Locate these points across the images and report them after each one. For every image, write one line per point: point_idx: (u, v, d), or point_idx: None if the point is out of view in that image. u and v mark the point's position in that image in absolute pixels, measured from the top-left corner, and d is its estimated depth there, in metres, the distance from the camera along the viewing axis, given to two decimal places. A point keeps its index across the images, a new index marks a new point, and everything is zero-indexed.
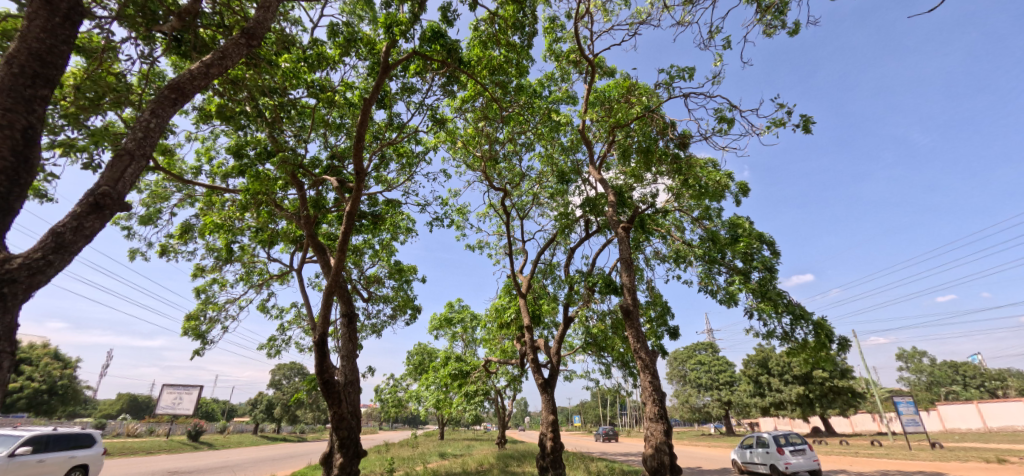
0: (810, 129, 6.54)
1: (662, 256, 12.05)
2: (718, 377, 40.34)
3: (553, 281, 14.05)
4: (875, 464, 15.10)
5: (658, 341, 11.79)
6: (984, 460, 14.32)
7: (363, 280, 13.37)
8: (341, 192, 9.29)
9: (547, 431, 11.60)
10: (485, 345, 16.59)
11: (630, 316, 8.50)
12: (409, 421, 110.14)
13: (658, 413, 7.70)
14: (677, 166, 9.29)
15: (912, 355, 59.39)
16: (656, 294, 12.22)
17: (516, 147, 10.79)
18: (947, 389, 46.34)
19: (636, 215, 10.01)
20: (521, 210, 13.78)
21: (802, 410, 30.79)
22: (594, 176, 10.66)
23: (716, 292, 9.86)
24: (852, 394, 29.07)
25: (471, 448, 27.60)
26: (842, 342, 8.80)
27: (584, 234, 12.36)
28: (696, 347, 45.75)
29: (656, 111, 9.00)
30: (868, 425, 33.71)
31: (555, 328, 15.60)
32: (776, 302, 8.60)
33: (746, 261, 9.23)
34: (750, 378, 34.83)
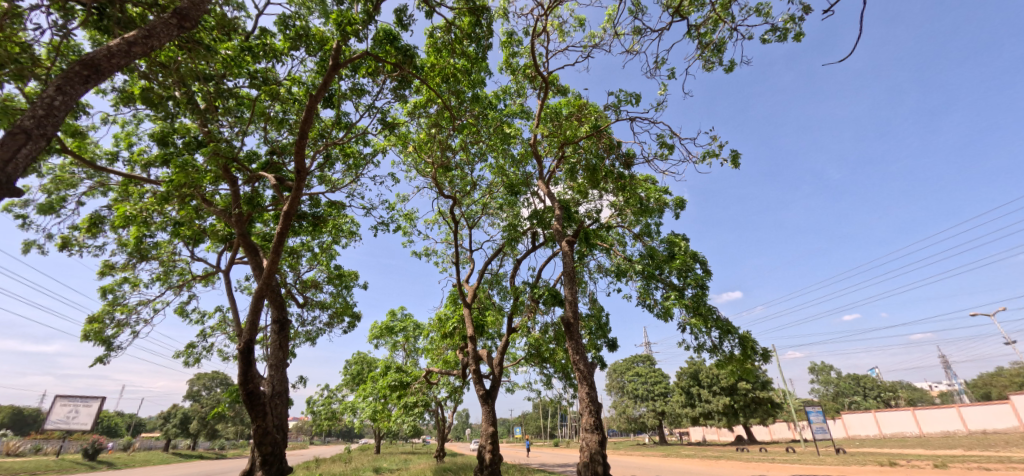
0: (738, 162, 7.12)
1: (605, 270, 12.51)
2: (654, 389, 41.98)
3: (499, 291, 14.10)
4: (788, 469, 16.35)
5: (598, 353, 12.09)
6: (878, 463, 15.95)
7: (299, 285, 12.66)
8: (279, 190, 8.72)
9: (486, 443, 11.45)
10: (428, 355, 16.24)
11: (571, 328, 8.66)
12: (345, 434, 104.91)
13: (594, 424, 7.83)
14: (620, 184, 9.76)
15: (822, 367, 65.50)
16: (597, 307, 12.62)
17: (469, 156, 10.80)
18: (850, 399, 51.33)
19: (581, 229, 10.38)
20: (470, 219, 13.76)
21: (727, 419, 32.89)
22: (543, 189, 10.93)
23: (653, 306, 10.33)
24: (770, 404, 31.66)
25: (408, 461, 26.64)
26: (763, 355, 9.52)
27: (531, 244, 12.61)
28: (634, 359, 47.08)
29: (604, 131, 9.37)
30: (784, 432, 36.59)
31: (498, 338, 15.58)
32: (706, 318, 9.17)
33: (681, 277, 9.78)
34: (682, 389, 36.55)
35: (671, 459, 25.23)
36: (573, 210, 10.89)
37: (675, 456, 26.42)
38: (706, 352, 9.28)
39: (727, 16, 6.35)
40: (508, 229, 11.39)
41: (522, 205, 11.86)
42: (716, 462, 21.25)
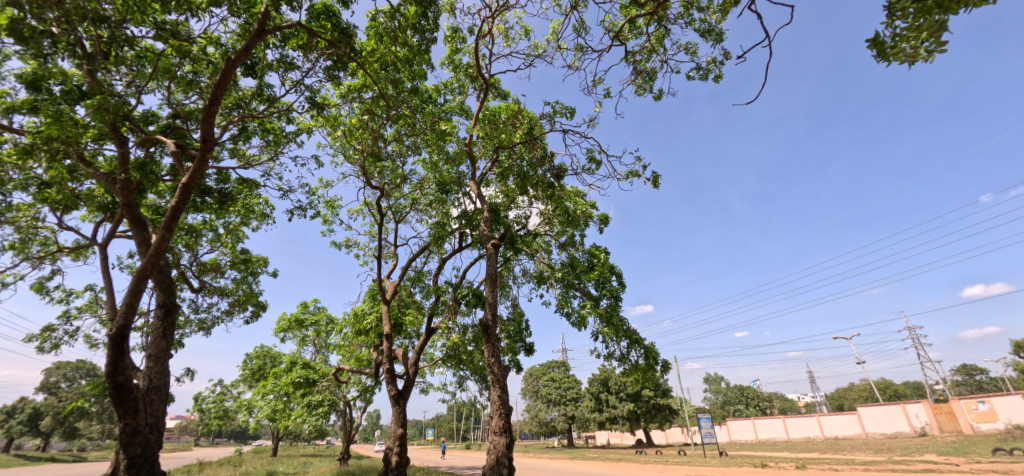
0: (657, 183, 7.63)
1: (528, 276, 12.74)
2: (567, 394, 43.52)
3: (421, 289, 13.76)
4: (678, 470, 17.80)
5: (514, 357, 12.24)
6: (752, 465, 17.93)
7: (196, 267, 11.32)
8: (179, 160, 7.73)
9: (393, 445, 11.04)
10: (339, 351, 15.36)
11: (488, 331, 8.66)
12: (237, 435, 95.79)
13: (503, 426, 7.87)
14: (550, 194, 10.02)
15: (714, 378, 72.55)
16: (518, 311, 12.81)
17: (401, 148, 10.43)
18: (735, 407, 57.34)
19: (508, 233, 10.48)
20: (397, 213, 13.29)
21: (630, 424, 35.07)
22: (474, 190, 10.87)
23: (570, 314, 10.70)
24: (668, 410, 34.30)
25: (307, 464, 24.92)
26: (664, 366, 10.25)
27: (458, 244, 12.48)
28: (550, 365, 48.35)
29: (539, 140, 9.56)
30: (679, 437, 39.91)
31: (416, 338, 15.19)
32: (617, 328, 9.68)
33: (598, 288, 10.24)
34: (592, 394, 38.34)
35: (576, 461, 26.27)
36: (502, 214, 10.99)
37: (581, 459, 27.59)
38: (614, 360, 9.78)
39: (660, 49, 6.84)
40: (435, 227, 11.17)
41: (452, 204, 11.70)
42: (616, 464, 22.53)
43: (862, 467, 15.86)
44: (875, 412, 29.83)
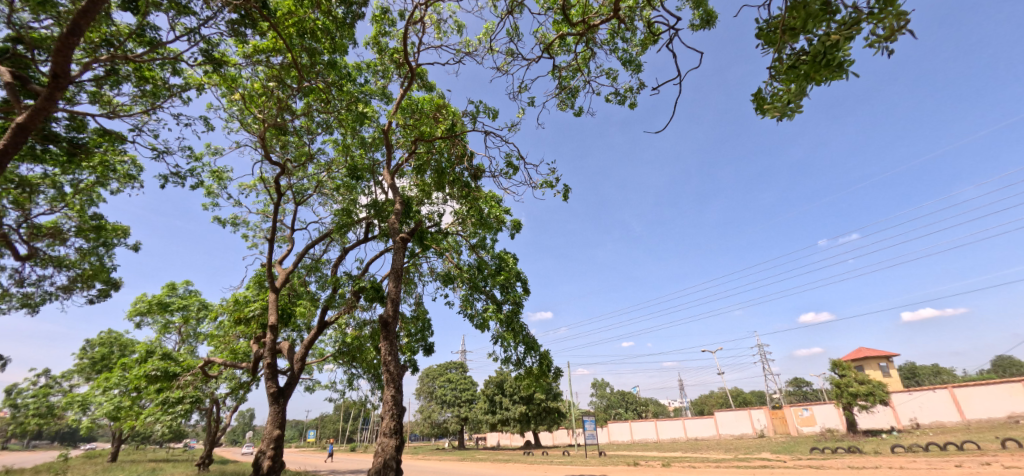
0: (567, 196, 7.97)
1: (436, 274, 12.45)
2: (462, 395, 43.42)
3: (317, 279, 12.68)
4: (561, 470, 18.73)
5: (412, 356, 11.83)
6: (625, 464, 19.57)
7: (27, 230, 9.10)
8: (13, 93, 6.13)
9: (266, 449, 9.89)
10: (211, 342, 13.50)
11: (387, 327, 8.22)
12: (58, 436, 79.08)
13: (393, 428, 7.52)
14: (465, 193, 9.92)
15: (601, 383, 78.16)
16: (421, 309, 12.48)
17: (311, 125, 9.55)
18: (615, 411, 62.36)
19: (418, 229, 10.15)
20: (299, 194, 12.13)
21: (520, 426, 36.13)
22: (388, 180, 10.33)
23: (472, 316, 10.69)
24: (557, 413, 35.98)
25: (156, 471, 21.49)
26: (556, 372, 10.69)
27: (364, 235, 11.77)
28: (448, 365, 47.85)
29: (460, 138, 9.42)
30: (564, 438, 42.16)
31: (306, 331, 13.98)
32: (516, 332, 9.87)
33: (503, 292, 10.34)
34: (487, 396, 38.82)
35: (465, 463, 26.31)
36: (415, 208, 10.62)
37: (470, 460, 27.71)
38: (510, 364, 9.93)
39: (584, 70, 7.19)
40: (340, 214, 10.37)
41: (362, 192, 10.99)
42: (504, 465, 23.04)
43: (714, 464, 18.10)
44: (728, 416, 34.53)
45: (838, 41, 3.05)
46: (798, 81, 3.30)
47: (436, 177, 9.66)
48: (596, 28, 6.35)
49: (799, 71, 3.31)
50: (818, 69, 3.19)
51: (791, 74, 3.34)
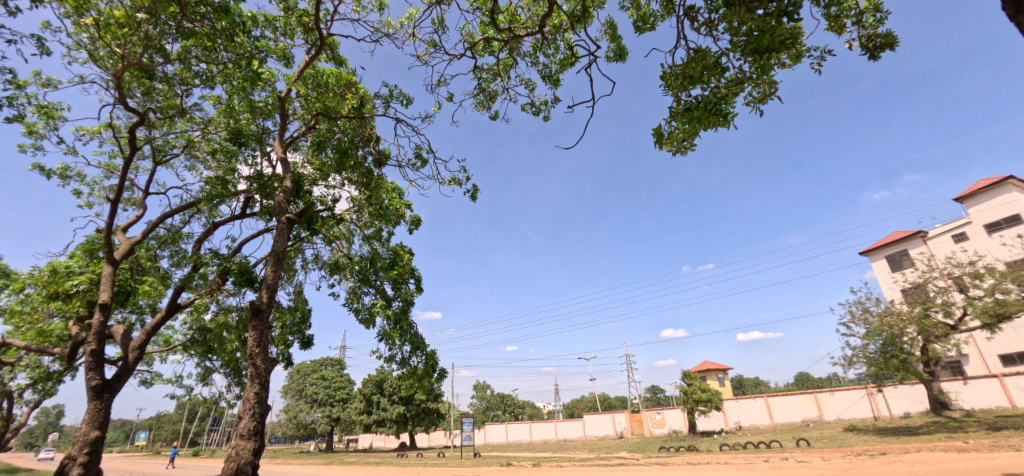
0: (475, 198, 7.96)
1: (323, 262, 11.45)
2: (335, 394, 40.41)
3: (172, 255, 10.77)
4: (434, 472, 18.43)
5: (284, 350, 10.65)
6: (498, 464, 20.03)
7: None
8: None
9: (77, 455, 7.94)
10: (6, 320, 10.59)
11: (258, 315, 7.23)
12: None
13: (254, 429, 6.61)
14: (366, 180, 9.31)
15: (483, 385, 79.27)
16: (301, 299, 11.37)
17: (187, 73, 8.14)
18: (494, 413, 63.70)
19: (308, 211, 9.23)
20: (160, 152, 10.21)
21: (396, 427, 34.83)
22: (278, 152, 9.22)
23: (358, 311, 10.05)
24: (436, 414, 35.43)
25: None
26: (441, 373, 10.49)
27: (241, 209, 10.32)
28: (323, 362, 44.24)
29: (368, 121, 8.81)
30: (440, 439, 41.74)
31: (149, 314, 11.76)
32: (403, 331, 9.47)
33: (394, 288, 9.84)
34: (363, 396, 36.71)
35: (331, 467, 24.44)
36: (305, 188, 9.64)
37: (337, 464, 25.82)
38: (394, 363, 9.51)
39: (505, 77, 7.25)
40: (212, 182, 8.93)
41: (243, 161, 9.62)
42: (375, 469, 21.94)
43: (578, 463, 19.43)
44: (595, 418, 37.54)
45: (721, 98, 4.26)
46: (693, 122, 4.48)
47: (336, 158, 8.90)
48: (521, 39, 6.47)
49: (694, 115, 4.49)
50: (708, 115, 4.40)
51: (690, 116, 4.54)
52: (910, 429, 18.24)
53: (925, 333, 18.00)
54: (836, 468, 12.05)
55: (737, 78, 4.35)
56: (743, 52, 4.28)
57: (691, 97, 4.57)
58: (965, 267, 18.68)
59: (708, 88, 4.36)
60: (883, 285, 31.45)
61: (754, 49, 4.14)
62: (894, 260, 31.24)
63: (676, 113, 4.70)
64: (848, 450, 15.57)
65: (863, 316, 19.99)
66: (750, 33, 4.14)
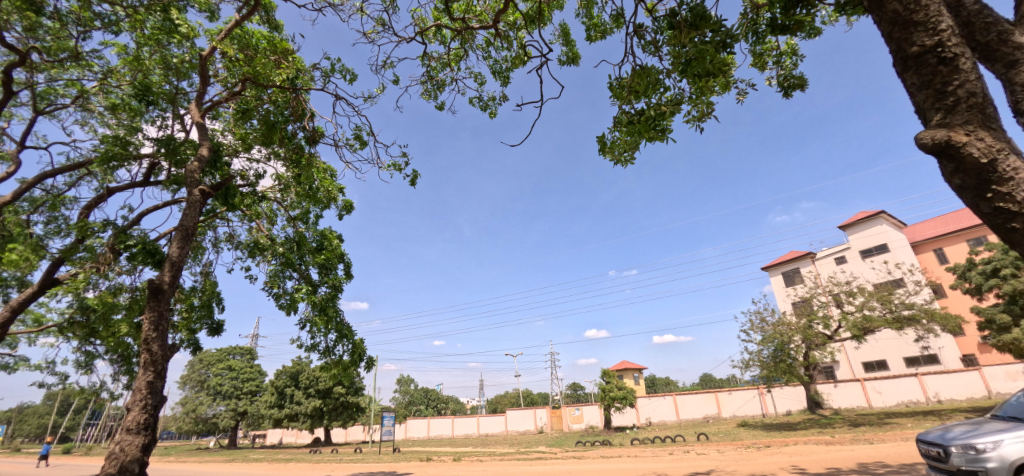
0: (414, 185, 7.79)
1: (238, 243, 10.54)
2: (243, 386, 37.27)
3: (51, 222, 9.27)
4: (349, 468, 17.69)
5: (187, 336, 9.63)
6: (419, 459, 19.71)
7: None
8: None
9: None
10: None
11: (156, 297, 5.93)
12: None
13: (144, 422, 5.47)
14: (296, 157, 8.70)
15: (407, 379, 77.49)
16: (210, 281, 10.36)
17: (87, 13, 7.05)
18: (416, 408, 62.58)
19: (225, 185, 8.42)
20: (42, 101, 8.73)
21: (311, 422, 32.94)
22: (195, 117, 8.31)
23: (278, 296, 9.40)
24: (355, 408, 33.90)
25: None
26: (367, 364, 10.09)
27: (143, 177, 9.16)
28: (231, 351, 40.59)
29: (301, 93, 8.22)
30: (358, 435, 40.18)
31: (16, 289, 10.04)
32: (329, 318, 8.97)
33: (321, 273, 9.28)
34: (276, 389, 34.26)
35: (234, 465, 22.49)
36: (223, 158, 8.79)
37: (240, 461, 23.82)
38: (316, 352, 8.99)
39: (454, 67, 7.16)
40: (109, 141, 7.83)
41: (148, 122, 8.52)
42: (284, 466, 20.57)
43: (499, 457, 19.73)
44: (517, 414, 38.35)
45: (662, 114, 4.57)
46: (634, 133, 4.74)
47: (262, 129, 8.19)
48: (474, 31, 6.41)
49: (635, 128, 4.74)
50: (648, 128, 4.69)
51: (631, 128, 4.78)
52: (789, 425, 20.87)
53: (808, 341, 20.63)
54: (730, 459, 13.41)
55: (676, 98, 4.71)
56: (682, 74, 4.62)
57: (634, 110, 4.84)
58: (842, 286, 21.69)
59: (650, 104, 4.65)
60: (778, 297, 35.52)
61: (692, 73, 4.51)
62: (788, 276, 35.38)
63: (621, 123, 4.94)
64: (740, 444, 17.45)
65: (759, 324, 22.44)
66: (690, 57, 4.48)
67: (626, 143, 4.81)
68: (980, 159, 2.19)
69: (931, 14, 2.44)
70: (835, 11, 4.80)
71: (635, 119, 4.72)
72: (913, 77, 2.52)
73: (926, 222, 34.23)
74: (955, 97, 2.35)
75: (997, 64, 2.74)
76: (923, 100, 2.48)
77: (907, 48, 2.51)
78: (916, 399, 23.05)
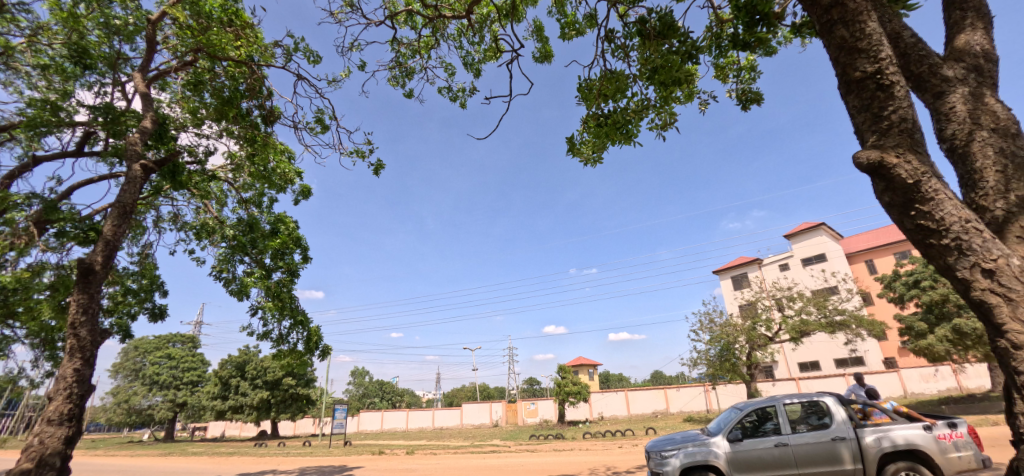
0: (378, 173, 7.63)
1: (184, 223, 9.92)
2: (183, 376, 35.13)
3: None
4: (297, 461, 17.12)
5: (123, 321, 9.00)
6: (371, 452, 19.36)
7: None
8: None
9: None
10: None
11: (88, 276, 5.50)
12: None
13: (68, 413, 5.06)
14: (251, 135, 8.26)
15: (361, 371, 75.60)
16: (150, 263, 9.71)
17: None
18: (370, 400, 61.31)
19: (172, 160, 7.86)
20: None
21: (256, 414, 31.54)
22: (139, 85, 7.70)
23: (228, 282, 8.94)
24: (305, 400, 32.68)
25: None
26: (323, 353, 9.77)
27: (76, 146, 8.39)
28: (170, 339, 38.12)
29: (260, 69, 7.79)
30: (307, 428, 38.94)
31: None
32: (282, 305, 8.60)
33: (275, 258, 8.87)
34: (219, 379, 32.54)
35: (170, 459, 21.21)
36: (169, 132, 8.21)
37: (177, 455, 22.49)
38: (268, 339, 8.63)
39: (425, 54, 7.03)
40: (37, 105, 7.12)
41: (84, 87, 7.81)
42: (225, 460, 19.62)
43: (453, 450, 19.74)
44: (473, 408, 38.40)
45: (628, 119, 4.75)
46: (601, 136, 4.91)
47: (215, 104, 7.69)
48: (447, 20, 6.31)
49: (602, 130, 4.91)
50: (614, 131, 4.86)
51: (598, 130, 4.94)
52: None
53: (750, 342, 21.94)
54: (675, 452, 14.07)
55: (642, 104, 4.90)
56: (649, 80, 4.81)
57: (602, 112, 4.99)
58: (784, 291, 23.21)
59: (617, 107, 4.82)
60: (726, 300, 37.49)
61: (659, 80, 4.70)
62: (736, 280, 37.40)
63: (589, 125, 5.09)
64: None
65: (708, 325, 23.65)
66: (656, 64, 4.66)
67: (593, 145, 4.99)
68: (906, 179, 2.44)
69: (873, 43, 2.66)
70: (791, 32, 5.12)
71: (602, 121, 4.88)
72: (854, 100, 2.75)
73: (859, 235, 37.16)
74: (889, 121, 2.59)
75: (926, 94, 3.04)
76: (861, 122, 2.72)
77: (851, 73, 2.73)
78: None
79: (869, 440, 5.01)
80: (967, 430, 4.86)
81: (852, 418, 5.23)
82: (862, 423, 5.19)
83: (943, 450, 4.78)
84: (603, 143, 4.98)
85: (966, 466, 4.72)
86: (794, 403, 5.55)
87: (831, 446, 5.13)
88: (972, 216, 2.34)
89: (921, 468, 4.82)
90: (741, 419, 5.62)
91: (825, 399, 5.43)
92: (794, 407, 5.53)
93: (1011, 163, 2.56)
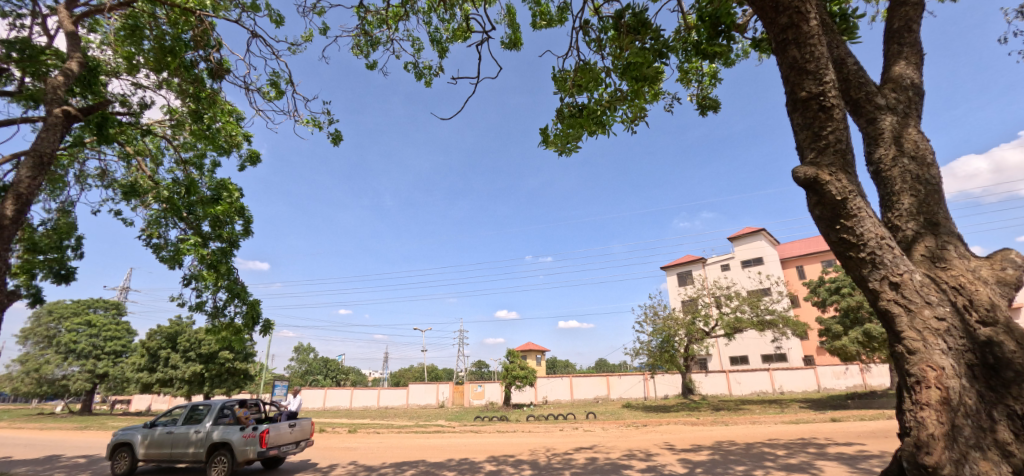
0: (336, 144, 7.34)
1: (112, 180, 9.06)
2: (104, 346, 32.42)
3: None
4: None
5: (30, 285, 8.11)
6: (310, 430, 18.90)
7: None
8: None
9: None
10: None
11: None
12: None
13: None
14: (194, 90, 7.64)
15: (305, 348, 72.98)
16: (66, 221, 8.80)
17: None
18: (312, 378, 59.48)
19: (101, 109, 7.11)
20: None
21: (188, 388, 29.76)
22: (65, 21, 6.88)
23: (160, 248, 8.31)
24: (242, 375, 31.16)
25: None
26: (263, 328, 9.35)
27: None
28: (91, 304, 34.96)
29: (208, 19, 7.22)
30: None
31: None
32: (220, 275, 8.12)
33: (214, 226, 8.34)
34: (147, 350, 30.38)
35: (87, 433, 19.68)
36: (98, 78, 7.40)
37: (96, 429, 20.92)
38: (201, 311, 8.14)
39: (392, 26, 6.78)
40: None
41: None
42: None
43: (396, 430, 19.67)
44: (420, 388, 38.36)
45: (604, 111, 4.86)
46: (575, 125, 5.00)
47: (155, 53, 7.03)
48: None
49: (576, 119, 4.99)
50: (589, 122, 4.95)
51: (573, 119, 5.00)
52: (665, 407, 23.66)
53: (689, 335, 23.36)
54: (611, 435, 14.83)
55: (614, 96, 5.01)
56: (624, 75, 4.92)
57: (576, 103, 5.06)
58: (723, 290, 24.81)
59: (591, 99, 4.93)
60: (671, 295, 39.51)
61: (631, 76, 4.81)
62: (682, 276, 39.47)
63: (563, 115, 5.15)
64: (623, 422, 19.38)
65: (652, 317, 24.91)
66: (630, 60, 4.77)
67: (568, 135, 5.08)
68: (836, 196, 2.67)
69: (820, 66, 2.87)
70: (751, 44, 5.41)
71: (577, 112, 4.96)
72: (798, 118, 2.98)
73: (794, 242, 40.20)
74: (827, 141, 2.84)
75: (860, 119, 3.33)
76: (803, 139, 2.95)
77: (798, 92, 2.94)
78: (765, 389, 27.44)
79: (212, 433, 8.11)
80: (261, 431, 8.00)
81: (217, 420, 8.30)
82: (219, 422, 8.28)
83: (241, 444, 7.86)
84: (576, 134, 5.06)
85: (248, 455, 7.80)
86: (194, 406, 8.71)
87: (191, 434, 8.24)
88: (887, 234, 2.62)
89: (228, 453, 7.95)
90: (163, 415, 8.74)
91: (212, 407, 8.49)
92: (193, 408, 8.69)
93: (923, 189, 2.87)
